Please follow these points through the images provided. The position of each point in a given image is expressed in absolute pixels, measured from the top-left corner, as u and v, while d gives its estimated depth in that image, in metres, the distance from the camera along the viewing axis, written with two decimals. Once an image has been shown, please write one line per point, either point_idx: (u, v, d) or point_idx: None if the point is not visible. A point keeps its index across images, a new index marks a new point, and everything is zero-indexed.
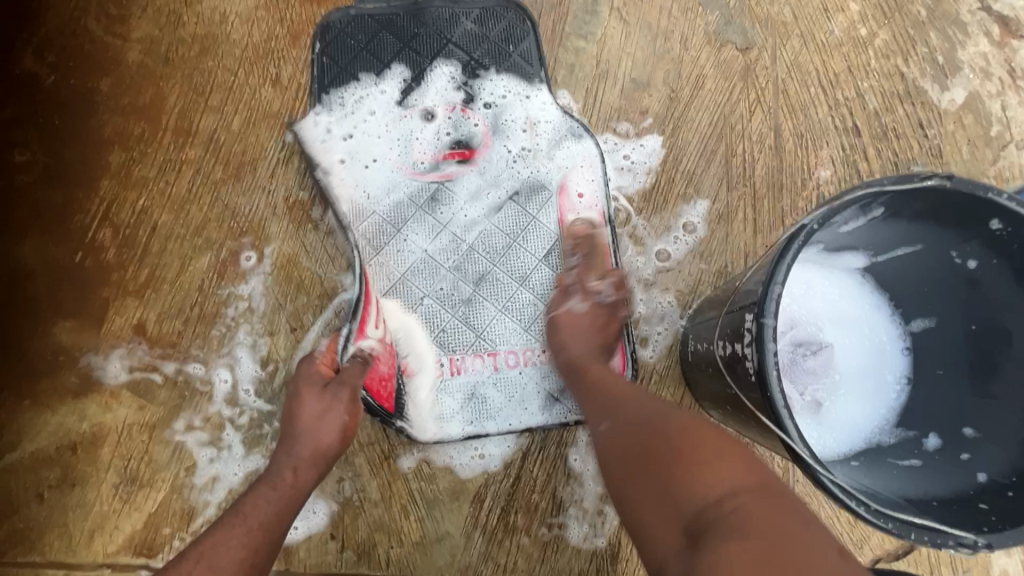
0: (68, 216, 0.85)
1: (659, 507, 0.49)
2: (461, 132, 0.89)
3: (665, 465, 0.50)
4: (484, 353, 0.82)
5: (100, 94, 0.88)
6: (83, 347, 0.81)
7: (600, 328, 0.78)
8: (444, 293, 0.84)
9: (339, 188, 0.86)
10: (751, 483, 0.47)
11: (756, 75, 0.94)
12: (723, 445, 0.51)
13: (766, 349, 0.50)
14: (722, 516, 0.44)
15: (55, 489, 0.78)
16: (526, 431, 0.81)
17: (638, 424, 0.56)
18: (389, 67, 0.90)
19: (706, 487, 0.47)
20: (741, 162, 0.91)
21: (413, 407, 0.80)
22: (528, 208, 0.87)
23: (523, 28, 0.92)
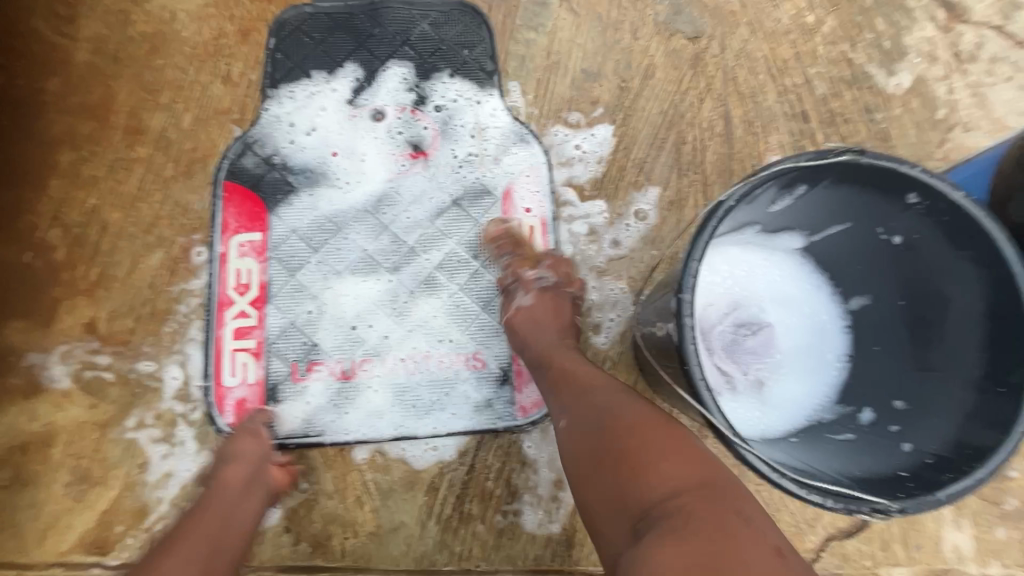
0: (17, 216, 0.85)
1: (610, 500, 0.52)
2: (410, 134, 0.89)
3: (613, 465, 0.53)
4: (417, 356, 0.83)
5: (49, 94, 0.88)
6: (34, 346, 0.81)
7: (553, 313, 0.77)
8: (383, 293, 0.85)
9: (283, 186, 0.87)
10: (693, 481, 0.49)
11: (705, 64, 0.95)
12: (668, 439, 0.53)
13: (684, 325, 0.51)
14: (665, 513, 0.47)
15: (7, 489, 0.77)
16: (455, 434, 0.81)
17: (599, 414, 0.57)
18: (341, 66, 0.90)
19: (651, 487, 0.50)
20: (691, 150, 0.92)
21: (344, 406, 0.81)
22: (470, 212, 0.88)
23: (479, 34, 0.93)
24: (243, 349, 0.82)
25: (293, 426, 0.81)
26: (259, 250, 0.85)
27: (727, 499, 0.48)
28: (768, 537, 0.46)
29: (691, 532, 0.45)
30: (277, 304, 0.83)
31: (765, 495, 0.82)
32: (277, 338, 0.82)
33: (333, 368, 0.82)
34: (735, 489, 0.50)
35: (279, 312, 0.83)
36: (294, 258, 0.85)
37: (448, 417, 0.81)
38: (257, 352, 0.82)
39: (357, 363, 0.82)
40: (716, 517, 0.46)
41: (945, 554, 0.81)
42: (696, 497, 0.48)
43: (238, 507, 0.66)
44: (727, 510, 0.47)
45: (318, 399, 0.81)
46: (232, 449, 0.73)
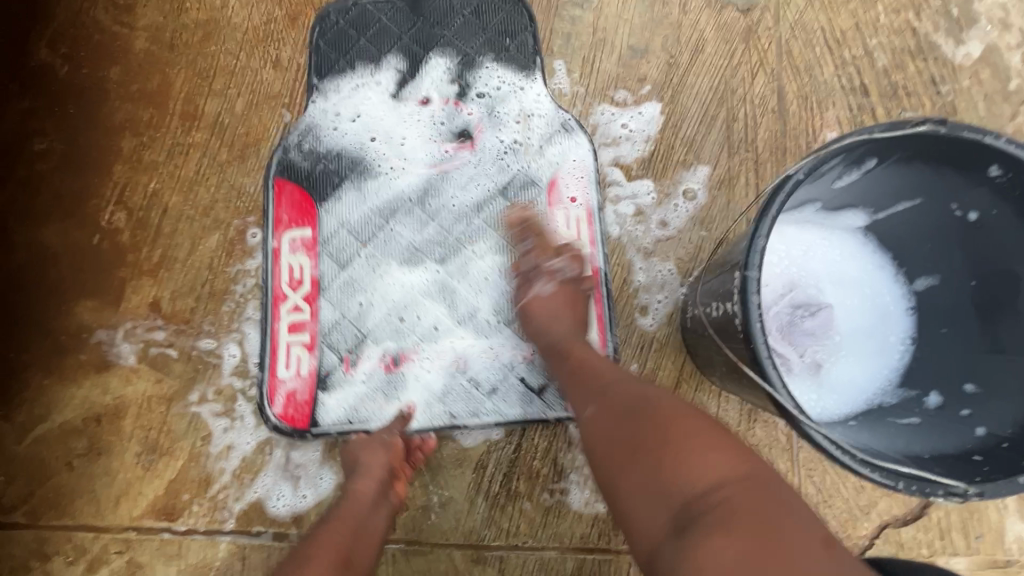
0: (85, 200, 0.89)
1: (648, 494, 0.51)
2: (453, 126, 0.89)
3: (650, 455, 0.52)
4: (465, 349, 0.84)
5: (111, 82, 0.92)
6: (104, 324, 0.85)
7: (569, 304, 0.78)
8: (428, 285, 0.85)
9: (332, 181, 0.88)
10: (733, 472, 0.49)
11: (758, 37, 0.91)
12: (709, 431, 0.52)
13: (750, 302, 0.50)
14: (710, 506, 0.47)
15: (83, 458, 0.82)
16: (505, 425, 0.82)
17: (628, 408, 0.57)
18: (385, 58, 0.91)
19: (693, 478, 0.49)
20: (742, 127, 0.89)
21: (393, 397, 0.83)
22: (516, 203, 0.87)
23: (521, 21, 0.91)
24: (297, 342, 0.84)
25: (342, 415, 0.82)
26: (310, 245, 0.86)
27: (770, 489, 0.47)
28: (812, 526, 0.45)
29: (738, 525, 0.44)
30: (329, 297, 0.85)
31: (817, 480, 0.80)
32: (330, 332, 0.84)
33: (381, 360, 0.84)
34: (774, 479, 0.49)
35: (329, 305, 0.85)
36: (344, 252, 0.86)
37: (496, 409, 0.82)
38: (311, 345, 0.84)
39: (405, 355, 0.84)
40: (760, 508, 0.45)
41: (1008, 545, 0.78)
42: (740, 489, 0.47)
43: (367, 524, 0.69)
44: (771, 501, 0.46)
45: (368, 389, 0.83)
46: (359, 456, 0.75)
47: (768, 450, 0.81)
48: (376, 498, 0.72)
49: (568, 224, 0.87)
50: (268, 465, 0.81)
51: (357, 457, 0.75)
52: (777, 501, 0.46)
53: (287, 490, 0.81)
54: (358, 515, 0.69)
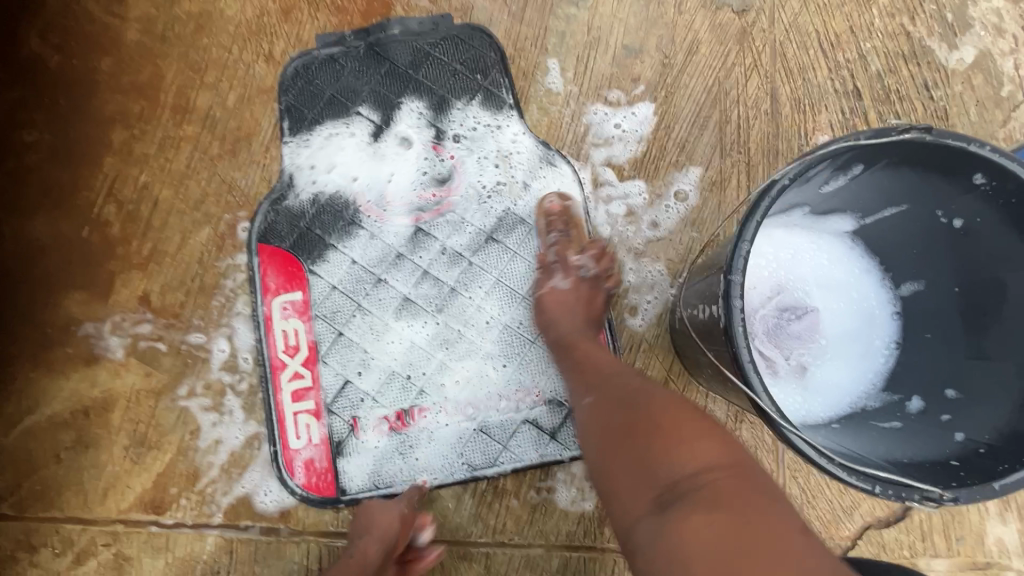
0: (75, 193, 0.88)
1: (634, 474, 0.51)
2: (435, 173, 0.88)
3: (639, 438, 0.53)
4: (474, 398, 0.82)
5: (102, 74, 0.91)
6: (93, 316, 0.85)
7: (590, 308, 0.77)
8: (430, 337, 0.84)
9: (317, 240, 0.86)
10: (721, 460, 0.49)
11: (753, 39, 0.91)
12: (700, 420, 0.52)
13: (733, 306, 0.49)
14: (696, 489, 0.47)
15: (71, 451, 0.82)
16: (525, 471, 0.81)
17: (623, 395, 0.58)
18: (356, 110, 0.89)
19: (681, 462, 0.49)
20: (735, 129, 0.89)
21: (410, 455, 0.81)
22: (508, 242, 0.86)
23: (490, 57, 0.90)
24: (304, 409, 0.82)
25: (367, 480, 0.81)
26: (301, 310, 0.85)
27: (754, 478, 0.48)
28: (793, 516, 0.46)
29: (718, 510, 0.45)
30: (328, 360, 0.83)
31: (802, 481, 0.81)
32: (337, 399, 0.83)
33: (391, 419, 0.82)
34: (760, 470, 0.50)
35: (330, 370, 0.83)
36: (337, 312, 0.85)
37: (512, 454, 0.81)
38: (318, 411, 0.82)
39: (414, 412, 0.82)
40: (743, 496, 0.46)
41: (988, 547, 0.79)
42: (725, 475, 0.48)
43: None
44: (754, 491, 0.47)
45: (383, 449, 0.82)
46: (374, 514, 0.73)
47: (754, 451, 0.82)
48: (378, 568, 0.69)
49: None
50: (256, 460, 0.81)
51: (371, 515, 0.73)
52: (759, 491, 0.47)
53: (274, 486, 0.81)
54: None
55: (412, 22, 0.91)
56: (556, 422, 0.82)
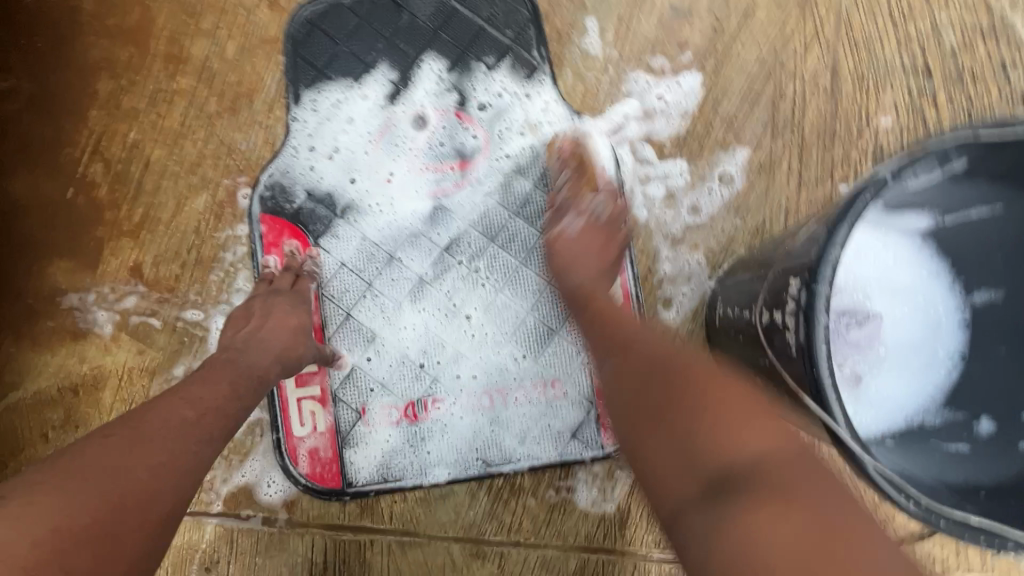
0: (56, 149, 0.80)
1: (673, 462, 0.45)
2: (456, 143, 0.79)
3: (680, 419, 0.46)
4: (492, 390, 0.77)
5: (84, 14, 0.81)
6: (80, 287, 0.78)
7: (596, 249, 0.72)
8: (445, 324, 0.77)
9: (326, 215, 0.79)
10: (782, 443, 0.43)
11: (816, 3, 0.82)
12: (751, 402, 0.46)
13: (816, 322, 0.43)
14: (754, 479, 0.40)
15: (59, 430, 0.76)
16: (544, 469, 0.76)
17: (654, 363, 0.52)
18: (371, 69, 0.80)
19: (730, 446, 0.43)
20: (790, 106, 0.81)
21: (422, 448, 0.76)
22: (532, 224, 0.79)
23: (522, 15, 0.81)
24: (309, 396, 0.77)
25: (375, 473, 0.76)
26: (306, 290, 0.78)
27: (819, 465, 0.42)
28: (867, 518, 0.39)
29: (789, 500, 0.38)
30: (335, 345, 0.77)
31: None
32: (342, 388, 0.77)
33: (402, 410, 0.76)
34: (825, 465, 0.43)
35: (338, 357, 0.77)
36: (346, 293, 0.78)
37: (531, 451, 0.76)
38: (323, 398, 0.77)
39: (427, 404, 0.76)
40: (813, 484, 0.40)
41: None
42: (784, 465, 0.41)
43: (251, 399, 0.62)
44: (824, 478, 0.40)
45: (393, 442, 0.76)
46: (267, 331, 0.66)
47: None
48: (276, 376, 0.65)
49: None
50: (257, 448, 0.76)
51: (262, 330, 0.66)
52: (828, 479, 0.41)
53: (278, 477, 0.76)
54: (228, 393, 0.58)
55: None
56: (580, 421, 0.76)
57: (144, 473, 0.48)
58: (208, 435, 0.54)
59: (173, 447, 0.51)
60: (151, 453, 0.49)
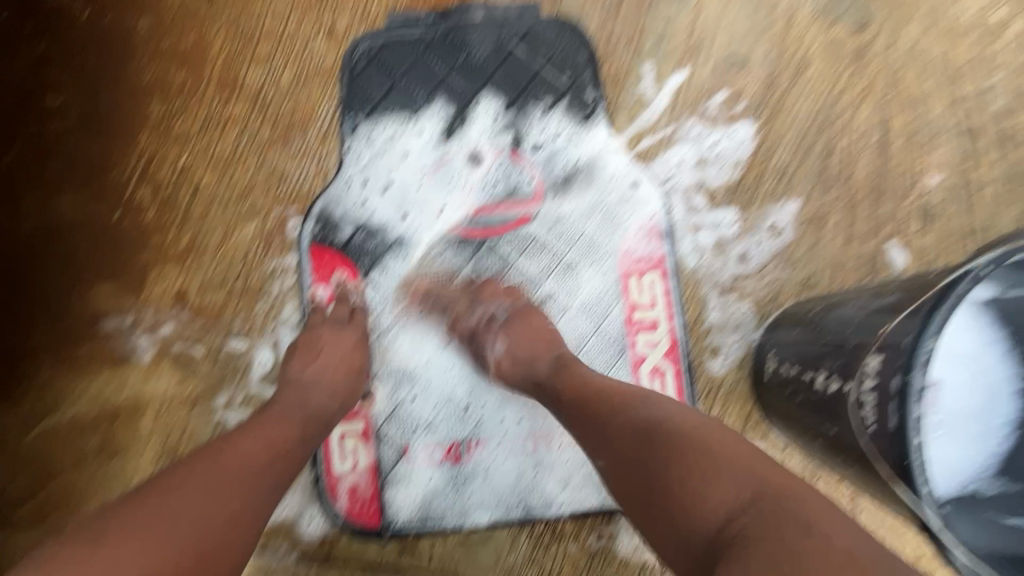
0: (104, 170, 0.79)
1: (669, 539, 0.47)
2: (510, 182, 0.79)
3: (658, 490, 0.48)
4: (537, 434, 0.76)
5: (139, 35, 0.80)
6: (123, 312, 0.77)
7: (535, 334, 0.70)
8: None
9: (376, 249, 0.78)
10: (748, 496, 0.43)
11: (868, 61, 0.83)
12: (714, 450, 0.48)
13: (910, 411, 0.43)
14: (728, 543, 0.41)
15: (94, 457, 0.75)
16: (586, 515, 0.75)
17: (631, 431, 0.53)
18: (427, 105, 0.80)
19: (705, 512, 0.44)
20: (840, 160, 0.81)
21: (464, 490, 0.75)
22: (581, 266, 0.79)
23: (580, 58, 0.81)
24: (351, 432, 0.75)
25: (416, 513, 0.75)
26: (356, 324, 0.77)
27: (789, 505, 0.42)
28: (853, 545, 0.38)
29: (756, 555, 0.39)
30: (380, 381, 0.76)
31: None
32: (386, 425, 0.76)
33: (445, 450, 0.75)
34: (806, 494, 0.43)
35: (382, 394, 0.76)
36: (394, 329, 0.77)
37: (573, 497, 0.75)
38: (366, 435, 0.75)
39: (471, 445, 0.76)
40: (786, 539, 0.39)
41: None
42: (753, 514, 0.42)
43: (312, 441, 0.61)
44: (796, 523, 0.40)
45: (435, 482, 0.75)
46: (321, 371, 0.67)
47: None
48: (332, 416, 0.65)
49: (641, 289, 0.79)
50: (299, 484, 0.75)
51: (315, 371, 0.66)
52: (796, 523, 0.40)
53: (320, 512, 0.75)
54: (292, 433, 0.58)
55: (499, 9, 0.81)
56: None
57: (221, 520, 0.47)
58: (272, 480, 0.53)
59: (246, 496, 0.50)
60: (226, 501, 0.48)
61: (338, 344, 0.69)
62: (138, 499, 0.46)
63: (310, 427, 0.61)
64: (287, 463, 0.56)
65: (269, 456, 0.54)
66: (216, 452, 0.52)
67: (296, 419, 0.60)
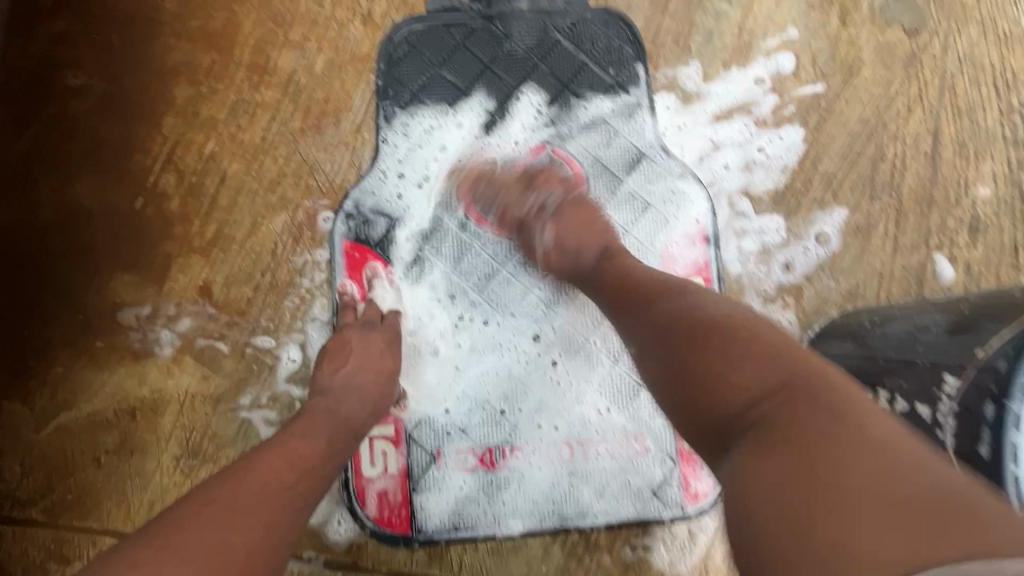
0: (126, 155, 0.75)
1: (687, 421, 0.46)
2: None
3: (681, 374, 0.47)
4: (573, 441, 0.74)
5: (165, 14, 0.76)
6: (144, 304, 0.74)
7: (584, 225, 0.69)
8: (528, 369, 0.74)
9: (412, 246, 0.75)
10: (778, 385, 0.41)
11: (921, 66, 0.80)
12: (744, 338, 0.45)
13: (1006, 441, 0.42)
14: (750, 427, 0.40)
15: (112, 456, 0.72)
16: (623, 525, 0.73)
17: (656, 323, 0.51)
18: (467, 96, 0.76)
19: (728, 396, 0.43)
20: (889, 168, 0.79)
21: (497, 498, 0.73)
22: None
23: (627, 52, 0.78)
24: (381, 435, 0.73)
25: (447, 520, 0.72)
26: None
27: (818, 397, 0.39)
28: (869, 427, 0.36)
29: (775, 444, 0.38)
30: (414, 384, 0.73)
31: None
32: (418, 430, 0.73)
33: (479, 456, 0.73)
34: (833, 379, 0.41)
35: (415, 396, 0.73)
36: (429, 331, 0.74)
37: (609, 507, 0.73)
38: (397, 439, 0.73)
39: (505, 451, 0.73)
40: (805, 426, 0.37)
41: None
42: (778, 401, 0.40)
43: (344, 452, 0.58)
44: (821, 410, 0.38)
45: (467, 489, 0.73)
46: (352, 375, 0.64)
47: None
48: (364, 423, 0.62)
49: None
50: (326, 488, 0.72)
51: (348, 375, 0.63)
52: (823, 414, 0.38)
53: (347, 518, 0.72)
54: (321, 445, 0.55)
55: None
56: (661, 479, 0.74)
57: (240, 552, 0.43)
58: (295, 502, 0.49)
59: (271, 518, 0.46)
60: (246, 530, 0.44)
61: (371, 347, 0.67)
62: (148, 536, 0.42)
63: (340, 435, 0.58)
64: (316, 477, 0.52)
65: (294, 474, 0.51)
66: (235, 475, 0.48)
67: (327, 429, 0.57)
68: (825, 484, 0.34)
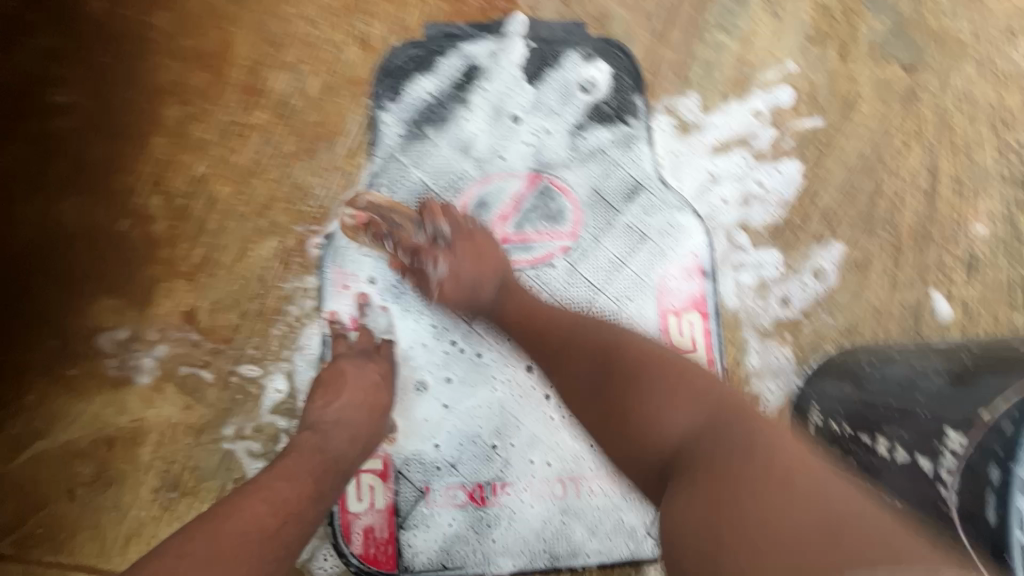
0: (112, 175, 0.73)
1: (627, 451, 0.52)
2: (547, 209, 0.76)
3: (618, 408, 0.54)
4: (566, 477, 0.72)
5: (157, 32, 0.75)
6: (127, 330, 0.71)
7: (475, 257, 0.70)
8: (521, 403, 0.73)
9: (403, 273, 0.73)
10: (708, 420, 0.49)
11: (919, 102, 0.80)
12: (669, 378, 0.54)
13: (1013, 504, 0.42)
14: (684, 458, 0.47)
15: (88, 488, 0.69)
16: (615, 565, 0.71)
17: (595, 360, 0.58)
18: (463, 123, 0.75)
19: (666, 429, 0.50)
20: (887, 204, 0.79)
21: (487, 536, 0.71)
22: (620, 299, 0.75)
23: (626, 83, 0.77)
24: (369, 469, 0.71)
25: (435, 559, 0.70)
26: None
27: (742, 426, 0.48)
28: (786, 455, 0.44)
29: (697, 476, 0.44)
30: (403, 417, 0.71)
31: None
32: (407, 464, 0.71)
33: (469, 492, 0.71)
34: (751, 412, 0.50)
35: (405, 430, 0.71)
36: (418, 362, 0.72)
37: (601, 547, 0.71)
38: (386, 474, 0.71)
39: (496, 487, 0.71)
40: (730, 452, 0.45)
41: None
42: (706, 437, 0.47)
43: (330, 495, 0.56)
44: (745, 439, 0.46)
45: (456, 526, 0.71)
46: (340, 411, 0.62)
47: None
48: (351, 463, 0.60)
49: (680, 329, 0.75)
50: None
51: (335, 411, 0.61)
52: (742, 445, 0.45)
53: (331, 555, 0.70)
54: (306, 488, 0.53)
55: (543, 27, 0.77)
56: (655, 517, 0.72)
57: None
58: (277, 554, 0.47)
59: None
60: None
61: (361, 381, 0.65)
62: None
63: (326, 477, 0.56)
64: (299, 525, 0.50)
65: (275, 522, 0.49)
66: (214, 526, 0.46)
67: (312, 471, 0.55)
68: (742, 499, 0.41)
